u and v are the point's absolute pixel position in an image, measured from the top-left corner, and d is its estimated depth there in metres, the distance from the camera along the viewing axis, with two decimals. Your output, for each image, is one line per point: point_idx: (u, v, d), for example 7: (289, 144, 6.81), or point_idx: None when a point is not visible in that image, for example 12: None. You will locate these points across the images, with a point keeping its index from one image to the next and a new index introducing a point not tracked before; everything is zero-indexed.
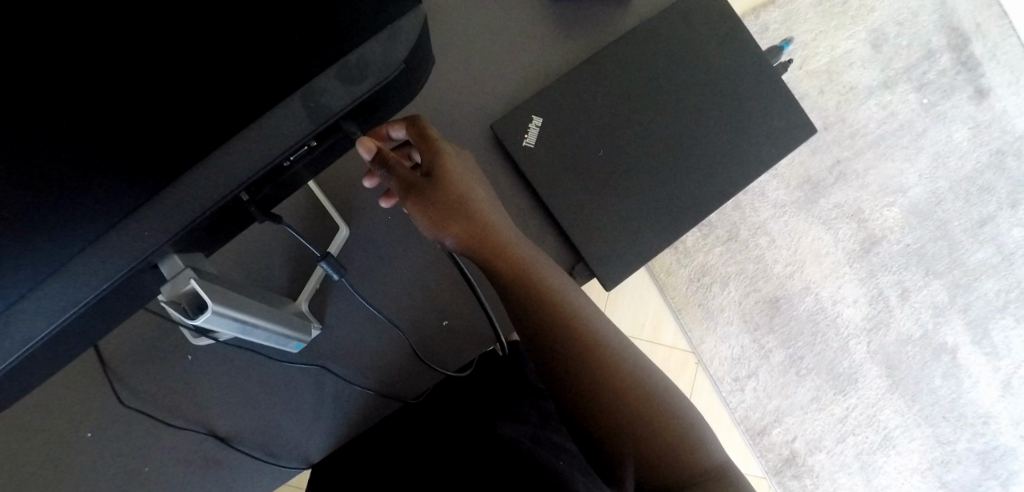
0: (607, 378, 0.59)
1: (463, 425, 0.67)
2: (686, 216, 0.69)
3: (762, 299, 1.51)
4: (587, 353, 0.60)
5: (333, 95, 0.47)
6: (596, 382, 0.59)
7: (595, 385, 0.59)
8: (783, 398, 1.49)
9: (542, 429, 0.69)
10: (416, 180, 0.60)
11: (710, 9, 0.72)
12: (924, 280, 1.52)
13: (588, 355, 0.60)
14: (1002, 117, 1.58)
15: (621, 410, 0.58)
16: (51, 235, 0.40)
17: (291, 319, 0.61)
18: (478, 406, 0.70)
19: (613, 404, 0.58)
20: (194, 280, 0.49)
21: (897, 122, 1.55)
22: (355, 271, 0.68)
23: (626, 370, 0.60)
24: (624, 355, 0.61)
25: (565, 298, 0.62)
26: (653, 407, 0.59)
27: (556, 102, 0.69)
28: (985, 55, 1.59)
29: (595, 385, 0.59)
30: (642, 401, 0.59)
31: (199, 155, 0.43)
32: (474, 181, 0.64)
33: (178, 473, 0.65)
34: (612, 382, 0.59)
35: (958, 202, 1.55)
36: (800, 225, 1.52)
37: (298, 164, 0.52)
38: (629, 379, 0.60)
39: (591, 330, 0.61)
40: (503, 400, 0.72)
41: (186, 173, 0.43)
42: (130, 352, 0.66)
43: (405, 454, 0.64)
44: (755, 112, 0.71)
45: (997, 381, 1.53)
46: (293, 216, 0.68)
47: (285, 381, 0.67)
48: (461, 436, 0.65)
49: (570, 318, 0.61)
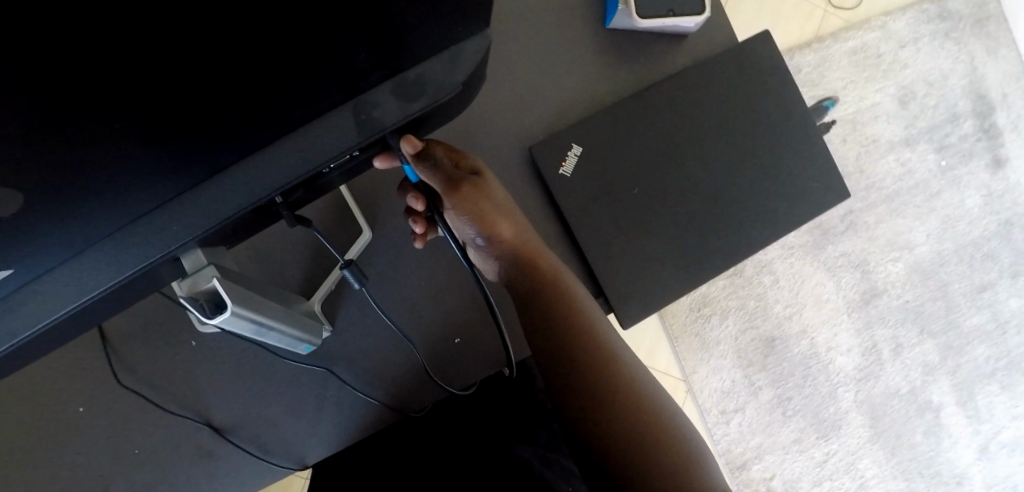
0: (624, 398, 0.57)
1: (472, 446, 0.66)
2: (711, 265, 0.68)
3: (758, 337, 1.52)
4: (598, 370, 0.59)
5: (385, 110, 0.45)
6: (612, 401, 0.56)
7: (611, 405, 0.56)
8: (766, 436, 1.50)
9: (549, 452, 0.67)
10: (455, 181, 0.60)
11: (762, 61, 0.72)
12: (918, 338, 1.54)
13: (605, 371, 0.59)
14: (1015, 188, 1.59)
15: (639, 430, 0.55)
16: (80, 223, 0.39)
17: (304, 322, 0.59)
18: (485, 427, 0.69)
19: (631, 424, 0.55)
20: (216, 279, 0.47)
21: (913, 180, 1.56)
22: (373, 279, 0.66)
23: (643, 390, 0.58)
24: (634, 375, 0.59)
25: (587, 314, 0.62)
26: (658, 425, 0.56)
27: (598, 134, 0.69)
28: (1008, 125, 1.60)
29: (610, 404, 0.56)
30: (659, 424, 0.56)
31: (246, 148, 0.43)
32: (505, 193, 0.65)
33: (167, 459, 0.64)
34: (629, 400, 0.57)
35: (962, 265, 1.56)
36: (805, 269, 1.53)
37: (336, 171, 0.50)
38: (645, 401, 0.57)
39: (608, 347, 0.61)
40: (509, 421, 0.70)
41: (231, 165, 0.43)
42: (133, 330, 0.64)
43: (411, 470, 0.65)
44: (793, 169, 0.71)
45: (975, 444, 1.54)
46: (318, 213, 0.67)
47: (289, 379, 0.65)
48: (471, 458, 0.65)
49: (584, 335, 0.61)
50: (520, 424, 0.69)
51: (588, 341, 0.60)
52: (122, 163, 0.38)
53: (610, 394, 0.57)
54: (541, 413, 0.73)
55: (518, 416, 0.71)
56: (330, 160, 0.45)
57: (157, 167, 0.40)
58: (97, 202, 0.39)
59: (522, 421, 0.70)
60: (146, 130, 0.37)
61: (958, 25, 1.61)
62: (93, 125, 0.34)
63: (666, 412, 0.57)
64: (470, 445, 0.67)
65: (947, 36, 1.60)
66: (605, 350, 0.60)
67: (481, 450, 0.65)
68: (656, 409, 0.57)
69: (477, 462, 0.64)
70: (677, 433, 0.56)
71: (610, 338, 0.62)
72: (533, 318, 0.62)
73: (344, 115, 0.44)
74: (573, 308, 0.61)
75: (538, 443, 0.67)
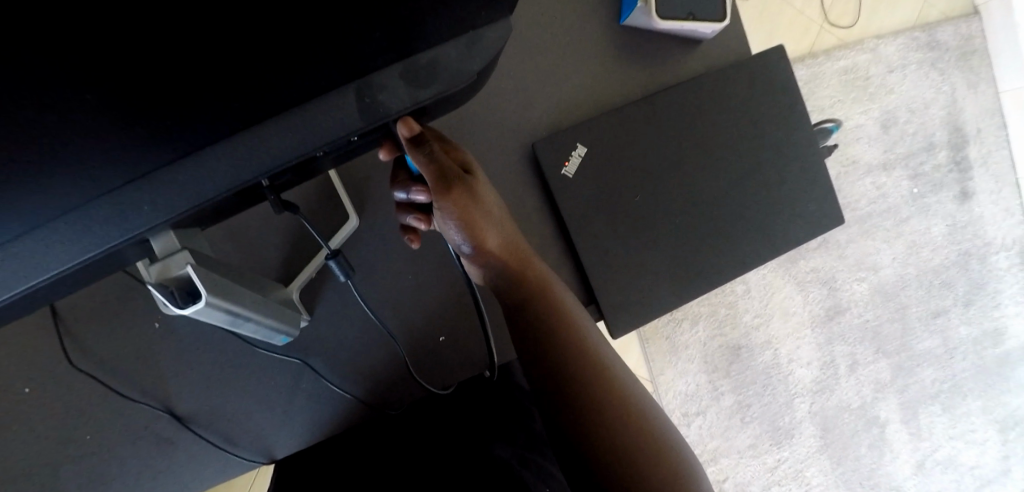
0: (612, 410, 0.55)
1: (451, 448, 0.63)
2: (704, 280, 0.67)
3: (724, 345, 1.54)
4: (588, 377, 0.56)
5: (391, 95, 0.38)
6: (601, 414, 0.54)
7: (600, 419, 0.54)
8: (723, 440, 1.53)
9: (528, 451, 0.64)
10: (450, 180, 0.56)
11: (774, 78, 0.71)
12: (873, 356, 1.60)
13: (594, 381, 0.56)
14: (977, 221, 1.65)
15: (628, 442, 0.53)
16: (21, 197, 0.34)
17: (281, 311, 0.54)
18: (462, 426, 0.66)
19: (619, 427, 0.54)
20: (190, 265, 0.42)
21: (886, 204, 1.60)
22: (357, 269, 0.63)
23: (629, 392, 0.57)
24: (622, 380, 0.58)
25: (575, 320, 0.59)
26: (647, 429, 0.55)
27: (604, 135, 0.66)
28: (978, 159, 1.66)
29: (599, 416, 0.54)
30: (647, 434, 0.54)
31: (228, 129, 0.37)
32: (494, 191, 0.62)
33: (120, 447, 0.59)
34: (618, 412, 0.55)
35: (921, 290, 1.62)
36: (776, 281, 1.57)
37: (331, 155, 0.45)
38: (634, 406, 0.56)
39: (597, 353, 0.58)
40: (487, 425, 0.66)
41: (210, 146, 0.37)
42: (88, 308, 0.59)
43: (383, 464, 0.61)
44: (792, 190, 0.70)
45: (913, 459, 1.59)
46: (303, 196, 0.63)
47: (261, 368, 0.61)
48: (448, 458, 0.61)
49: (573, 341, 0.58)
50: (499, 426, 0.66)
51: (576, 352, 0.58)
52: (86, 135, 0.33)
53: (600, 407, 0.55)
54: (520, 411, 0.69)
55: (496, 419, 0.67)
56: (326, 147, 0.38)
57: (127, 140, 0.35)
58: (48, 174, 0.34)
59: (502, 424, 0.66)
60: (119, 102, 0.33)
61: (945, 56, 1.64)
62: (59, 93, 0.31)
63: (652, 422, 0.56)
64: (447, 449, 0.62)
65: (933, 65, 1.63)
66: (593, 356, 0.58)
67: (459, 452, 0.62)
68: (643, 419, 0.55)
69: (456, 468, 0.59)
70: (663, 443, 0.55)
71: (597, 347, 0.59)
72: (523, 327, 0.59)
73: (345, 98, 0.37)
74: (561, 317, 0.59)
75: (516, 443, 0.64)
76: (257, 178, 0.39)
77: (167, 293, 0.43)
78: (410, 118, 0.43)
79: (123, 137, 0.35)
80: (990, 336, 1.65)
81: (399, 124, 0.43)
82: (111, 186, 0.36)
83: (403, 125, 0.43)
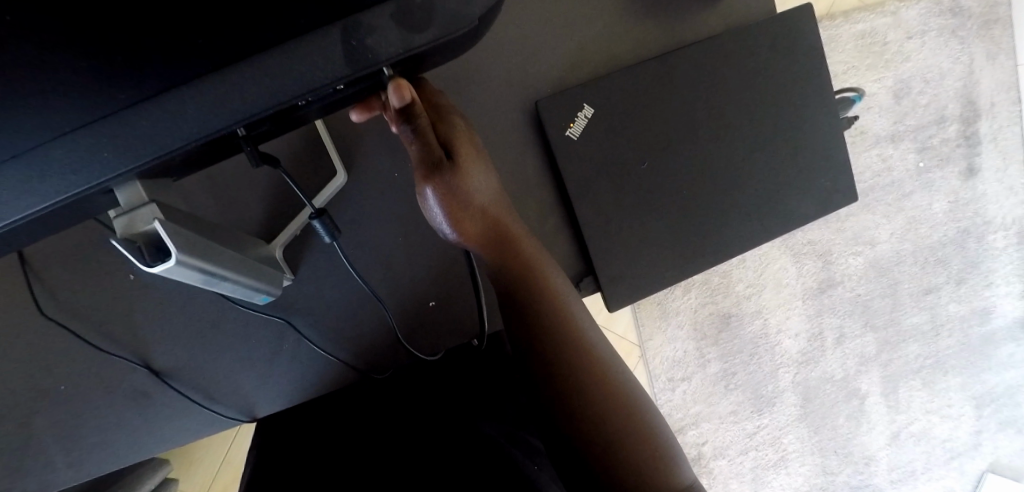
0: (600, 394, 0.53)
1: (441, 423, 0.63)
2: (705, 255, 0.64)
3: (715, 313, 1.54)
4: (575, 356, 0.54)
5: (382, 39, 0.33)
6: (587, 403, 0.52)
7: (585, 407, 0.52)
8: (706, 405, 1.54)
9: (518, 429, 0.63)
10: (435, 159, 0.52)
11: (798, 41, 0.65)
12: (861, 330, 1.60)
13: (581, 364, 0.54)
14: (980, 199, 1.62)
15: (614, 430, 0.51)
16: None
17: (261, 270, 0.51)
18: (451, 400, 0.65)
19: (603, 408, 0.52)
20: (159, 221, 0.38)
21: (890, 177, 1.57)
22: (344, 227, 0.59)
23: (616, 375, 0.54)
24: (610, 361, 0.55)
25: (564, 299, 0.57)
26: (633, 413, 0.52)
27: (613, 94, 0.62)
28: (988, 135, 1.60)
29: (584, 396, 0.52)
30: (636, 418, 0.52)
31: (193, 71, 0.32)
32: (484, 163, 0.58)
33: (95, 399, 0.57)
34: (603, 398, 0.52)
35: (915, 267, 1.60)
36: (772, 252, 1.56)
37: (315, 105, 0.40)
38: (620, 388, 0.54)
39: (585, 333, 0.56)
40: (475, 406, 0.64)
41: (174, 89, 0.32)
42: (58, 255, 0.56)
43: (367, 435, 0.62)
44: (805, 164, 0.67)
45: (889, 431, 1.61)
46: (286, 145, 0.58)
47: (244, 327, 0.59)
48: (439, 432, 0.61)
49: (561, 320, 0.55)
50: (485, 402, 0.65)
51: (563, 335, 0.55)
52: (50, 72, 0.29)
53: (587, 395, 0.52)
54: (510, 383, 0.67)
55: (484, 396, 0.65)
56: (311, 96, 0.34)
57: (66, 69, 0.30)
58: None
59: (490, 402, 0.65)
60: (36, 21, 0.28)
61: (966, 24, 1.57)
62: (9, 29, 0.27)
63: (639, 406, 0.53)
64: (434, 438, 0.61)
65: (954, 33, 1.56)
66: (579, 336, 0.55)
67: (447, 437, 0.60)
68: (630, 402, 0.53)
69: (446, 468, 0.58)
70: (650, 427, 0.52)
71: (586, 329, 0.56)
72: (508, 313, 0.56)
73: (330, 39, 0.33)
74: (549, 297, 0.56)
75: (506, 419, 0.63)
76: (228, 127, 0.34)
77: (135, 250, 0.39)
78: (401, 80, 0.42)
79: (57, 60, 0.29)
80: (979, 315, 1.64)
81: (392, 89, 0.42)
82: (67, 128, 0.32)
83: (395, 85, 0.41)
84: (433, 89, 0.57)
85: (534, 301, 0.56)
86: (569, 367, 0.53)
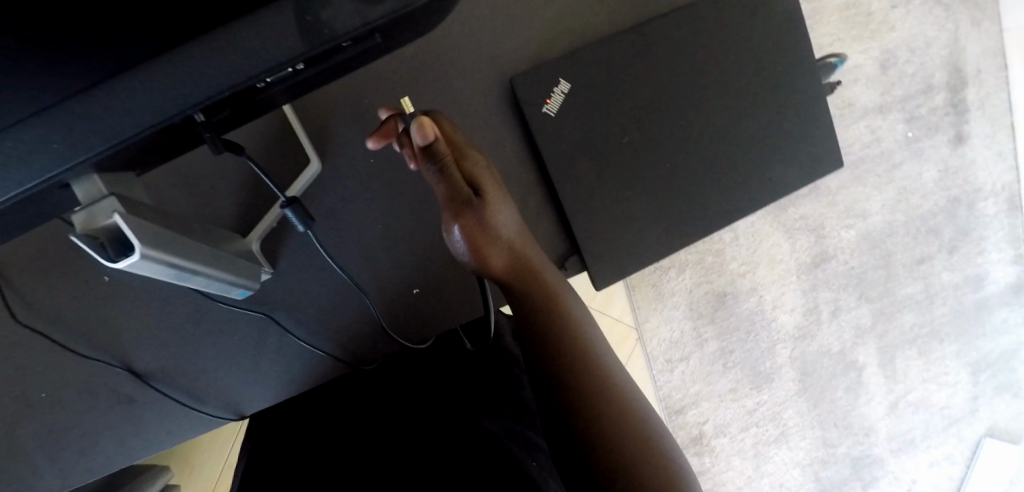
0: (617, 422, 0.53)
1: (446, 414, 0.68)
2: (692, 229, 0.64)
3: (711, 291, 1.54)
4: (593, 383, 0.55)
5: (337, 12, 0.32)
6: (606, 430, 0.52)
7: (603, 433, 0.52)
8: (705, 385, 1.55)
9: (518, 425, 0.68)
10: (463, 196, 0.54)
11: (776, 6, 0.64)
12: (856, 302, 1.60)
13: (599, 392, 0.54)
14: (970, 167, 1.61)
15: (630, 456, 0.52)
16: None
17: (237, 264, 0.50)
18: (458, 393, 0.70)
19: (621, 438, 0.52)
20: (119, 215, 0.37)
21: (879, 149, 1.57)
22: (322, 216, 0.58)
23: (634, 407, 0.55)
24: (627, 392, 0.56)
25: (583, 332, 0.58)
26: (648, 444, 0.53)
27: (589, 68, 0.61)
28: (975, 102, 1.60)
29: (602, 424, 0.53)
30: (651, 450, 0.53)
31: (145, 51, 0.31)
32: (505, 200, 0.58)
33: (76, 404, 0.56)
34: (620, 423, 0.53)
35: (908, 237, 1.60)
36: (764, 228, 1.56)
37: (276, 87, 0.39)
38: (637, 419, 0.54)
39: (604, 365, 0.57)
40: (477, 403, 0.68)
41: (127, 72, 0.31)
42: (29, 260, 0.54)
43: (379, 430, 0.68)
44: (790, 133, 0.66)
45: (887, 401, 1.62)
46: (257, 134, 0.57)
47: (225, 323, 0.58)
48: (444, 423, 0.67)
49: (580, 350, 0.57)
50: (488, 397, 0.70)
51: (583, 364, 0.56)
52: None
53: (604, 418, 0.53)
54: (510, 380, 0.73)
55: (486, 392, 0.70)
56: (267, 76, 0.33)
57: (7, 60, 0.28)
58: None
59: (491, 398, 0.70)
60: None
61: None
62: None
63: (655, 436, 0.54)
64: (436, 436, 0.65)
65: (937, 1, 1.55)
66: (598, 366, 0.56)
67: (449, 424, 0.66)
68: (646, 433, 0.54)
69: (440, 448, 0.64)
70: (664, 456, 0.53)
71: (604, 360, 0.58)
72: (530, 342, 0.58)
73: (282, 14, 0.31)
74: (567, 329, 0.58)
75: (504, 414, 0.68)
76: (183, 111, 0.33)
77: (95, 245, 0.38)
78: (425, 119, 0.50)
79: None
80: (972, 282, 1.64)
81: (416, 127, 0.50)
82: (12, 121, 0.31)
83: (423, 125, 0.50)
84: (454, 127, 0.57)
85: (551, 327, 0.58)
86: (588, 394, 0.54)
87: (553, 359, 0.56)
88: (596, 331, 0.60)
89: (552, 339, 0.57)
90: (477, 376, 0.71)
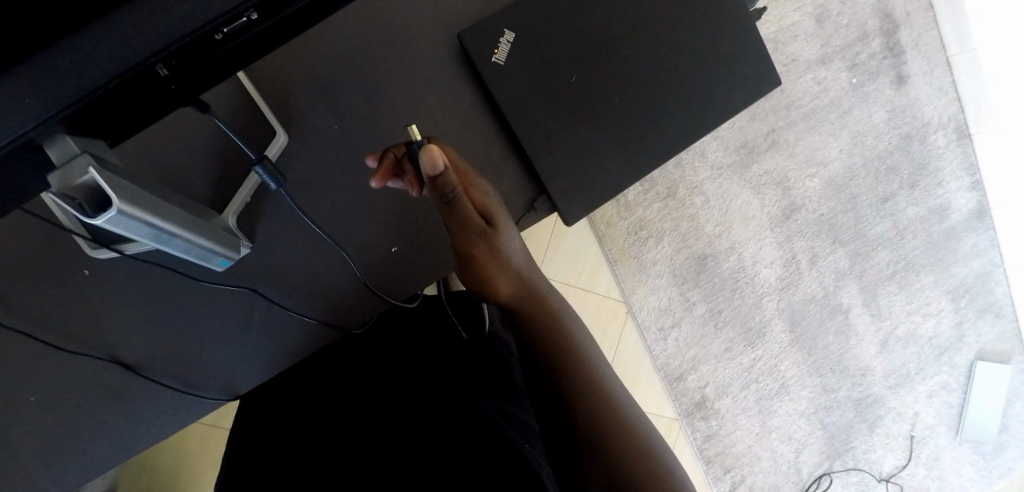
0: (606, 415, 0.62)
1: (442, 393, 0.71)
2: (648, 156, 0.67)
3: (691, 256, 1.56)
4: (585, 381, 0.64)
5: None
6: (597, 423, 0.61)
7: (597, 433, 0.60)
8: (700, 348, 1.56)
9: (507, 404, 0.73)
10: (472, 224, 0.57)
11: None
12: (832, 247, 1.64)
13: (592, 391, 0.63)
14: (915, 104, 1.68)
15: (620, 446, 0.60)
16: None
17: (214, 231, 0.51)
18: (454, 377, 0.74)
19: (611, 430, 0.61)
20: (94, 171, 0.37)
21: (828, 98, 1.62)
22: (295, 185, 0.60)
23: (621, 404, 0.64)
24: (614, 390, 0.65)
25: (575, 339, 0.67)
26: (635, 438, 0.61)
27: (529, 16, 0.64)
28: (910, 44, 1.67)
29: (593, 416, 0.61)
30: (637, 442, 0.61)
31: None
32: (507, 222, 0.62)
33: (67, 405, 0.56)
34: (610, 417, 0.62)
35: (869, 178, 1.65)
36: (733, 188, 1.59)
37: (234, 42, 0.39)
38: (623, 413, 0.63)
39: (594, 367, 0.66)
40: (472, 382, 0.74)
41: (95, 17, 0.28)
42: (3, 264, 0.54)
43: (371, 413, 0.70)
44: (727, 56, 0.69)
45: (877, 339, 1.65)
46: (218, 113, 0.59)
47: (207, 301, 0.59)
48: (439, 401, 0.69)
49: (574, 353, 0.66)
50: (484, 382, 0.75)
51: (576, 366, 0.64)
52: None
53: (596, 413, 0.61)
54: (500, 367, 0.79)
55: (480, 373, 0.76)
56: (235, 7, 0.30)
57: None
58: None
59: (484, 380, 0.75)
60: None
61: None
62: None
63: (639, 430, 0.63)
64: (432, 399, 0.70)
65: None
66: (589, 369, 0.65)
67: (445, 402, 0.69)
68: (632, 427, 0.62)
69: (432, 425, 0.65)
70: (647, 446, 0.62)
71: (595, 362, 0.67)
72: (530, 347, 0.66)
73: None
74: (561, 337, 0.66)
75: (497, 395, 0.73)
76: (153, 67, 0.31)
77: (74, 205, 0.39)
78: (434, 147, 0.50)
79: None
80: (937, 213, 1.70)
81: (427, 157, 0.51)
82: None
83: (433, 157, 0.50)
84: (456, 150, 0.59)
85: (548, 335, 0.66)
86: (582, 391, 0.63)
87: (549, 361, 0.65)
88: (589, 338, 0.69)
89: (548, 348, 0.65)
90: (472, 360, 0.78)
